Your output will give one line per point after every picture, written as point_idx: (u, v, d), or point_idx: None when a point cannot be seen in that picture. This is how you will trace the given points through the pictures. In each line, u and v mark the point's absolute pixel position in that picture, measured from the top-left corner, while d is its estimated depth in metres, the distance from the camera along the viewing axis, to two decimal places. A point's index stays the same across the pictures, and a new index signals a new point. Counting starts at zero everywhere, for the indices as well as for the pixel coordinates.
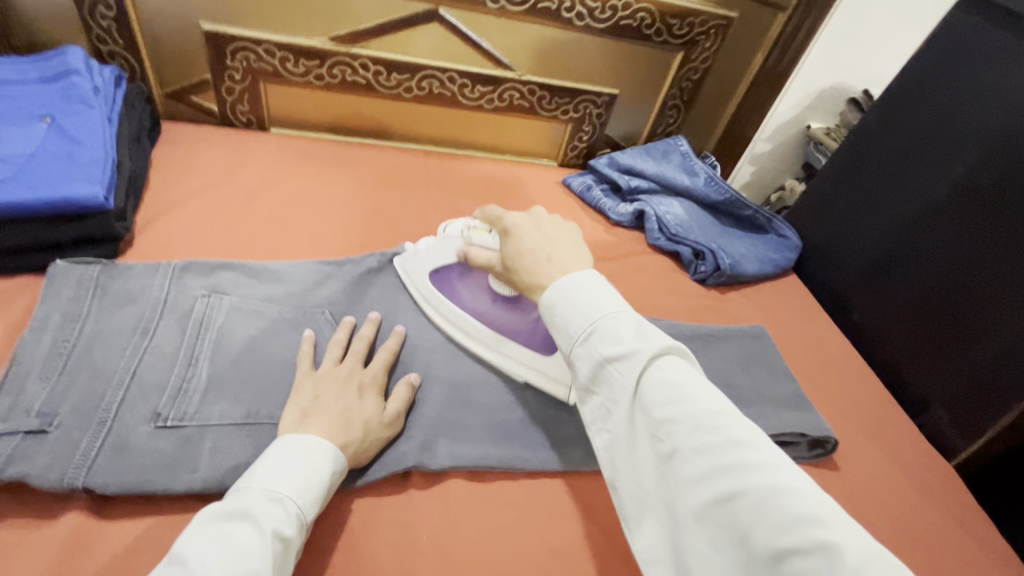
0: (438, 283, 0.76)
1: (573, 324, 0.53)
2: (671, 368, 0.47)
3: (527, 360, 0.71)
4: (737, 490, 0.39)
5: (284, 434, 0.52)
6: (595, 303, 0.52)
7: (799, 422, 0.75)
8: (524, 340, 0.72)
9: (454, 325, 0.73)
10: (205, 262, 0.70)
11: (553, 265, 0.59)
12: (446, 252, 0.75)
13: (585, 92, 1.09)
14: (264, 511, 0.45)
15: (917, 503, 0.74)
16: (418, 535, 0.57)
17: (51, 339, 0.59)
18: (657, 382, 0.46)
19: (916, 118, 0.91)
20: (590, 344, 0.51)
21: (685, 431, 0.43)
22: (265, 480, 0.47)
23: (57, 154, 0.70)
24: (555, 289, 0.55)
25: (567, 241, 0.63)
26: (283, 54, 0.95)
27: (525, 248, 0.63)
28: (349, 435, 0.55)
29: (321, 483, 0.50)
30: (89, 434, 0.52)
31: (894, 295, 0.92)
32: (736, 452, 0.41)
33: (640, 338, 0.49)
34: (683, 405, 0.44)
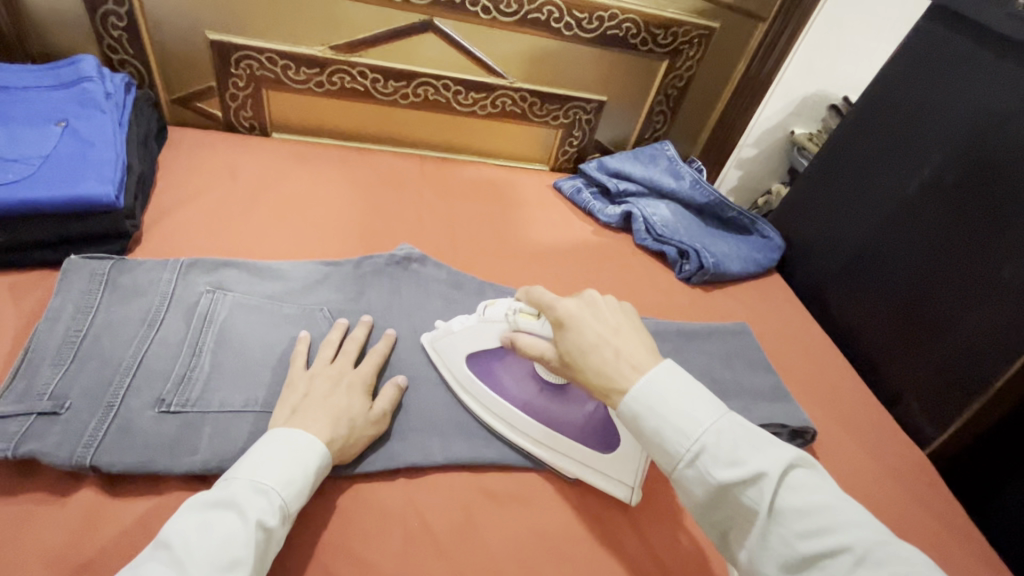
0: (480, 371, 0.71)
1: (673, 442, 0.50)
2: (798, 489, 0.47)
3: (584, 459, 0.66)
4: None
5: (274, 428, 0.55)
6: (696, 416, 0.50)
7: (776, 412, 0.78)
8: (577, 436, 0.67)
9: (501, 419, 0.69)
10: (210, 260, 0.74)
11: (624, 362, 0.55)
12: (487, 338, 0.69)
13: (575, 99, 1.14)
14: (248, 501, 0.47)
15: (890, 490, 0.77)
16: (411, 517, 0.60)
17: (64, 329, 0.62)
18: (795, 509, 0.46)
19: (891, 123, 0.95)
20: (701, 466, 0.49)
21: (841, 564, 0.43)
22: (252, 472, 0.49)
23: (71, 155, 0.74)
24: (637, 397, 0.53)
25: (630, 330, 0.59)
26: (284, 62, 0.99)
27: (588, 342, 0.58)
28: (335, 432, 0.57)
29: (306, 476, 0.51)
30: (97, 416, 0.55)
31: (872, 292, 0.96)
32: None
33: (757, 454, 0.48)
34: (827, 533, 0.44)
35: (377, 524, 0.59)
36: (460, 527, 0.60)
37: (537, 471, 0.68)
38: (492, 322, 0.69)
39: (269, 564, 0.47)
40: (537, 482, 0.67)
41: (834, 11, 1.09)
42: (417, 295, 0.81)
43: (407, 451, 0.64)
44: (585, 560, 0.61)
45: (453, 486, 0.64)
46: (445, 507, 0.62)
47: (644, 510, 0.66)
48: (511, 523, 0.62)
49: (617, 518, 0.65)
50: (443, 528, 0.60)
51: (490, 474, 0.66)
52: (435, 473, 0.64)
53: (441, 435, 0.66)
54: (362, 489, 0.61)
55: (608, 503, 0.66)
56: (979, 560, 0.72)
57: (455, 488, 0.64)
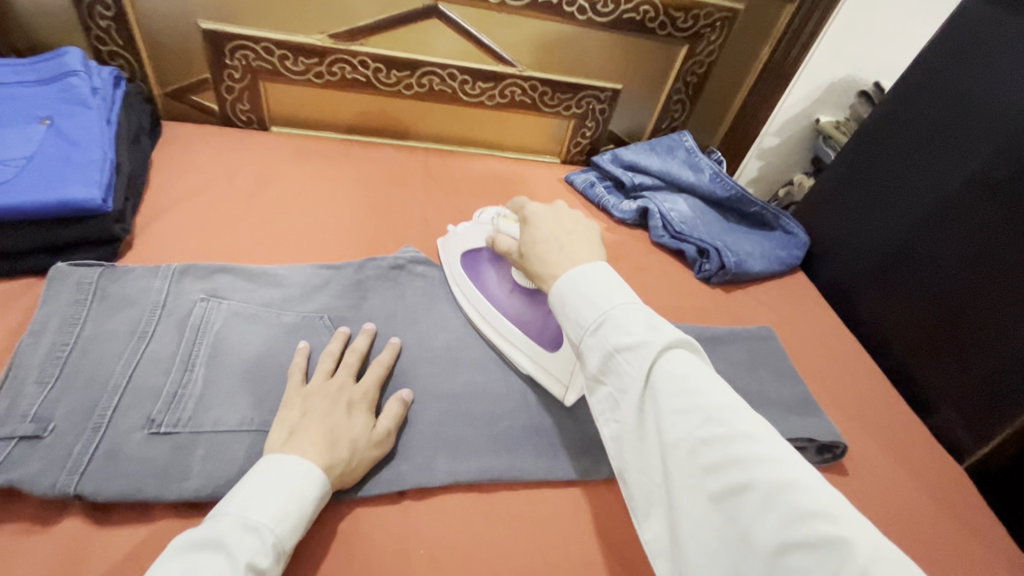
0: (467, 267, 0.79)
1: (582, 312, 0.51)
2: (681, 360, 0.46)
3: (528, 349, 0.71)
4: (747, 484, 0.39)
5: (270, 454, 0.51)
6: (606, 293, 0.50)
7: (804, 425, 0.74)
8: (532, 335, 0.72)
9: (473, 305, 0.76)
10: (205, 265, 0.70)
11: (565, 251, 0.59)
12: (478, 237, 0.78)
13: (587, 87, 1.08)
14: (237, 542, 0.43)
15: (925, 508, 0.73)
16: (414, 545, 0.56)
17: (48, 343, 0.59)
18: (669, 373, 0.45)
19: (933, 111, 0.88)
20: (601, 333, 0.49)
21: (694, 424, 0.42)
22: (242, 508, 0.45)
23: (56, 156, 0.70)
24: (566, 279, 0.54)
25: (583, 232, 0.62)
26: (282, 52, 0.94)
27: (540, 237, 0.63)
28: (335, 456, 0.53)
29: (302, 510, 0.48)
30: (83, 440, 0.52)
31: (906, 294, 0.90)
32: (743, 443, 0.40)
33: (652, 328, 0.47)
34: (695, 398, 0.43)
35: (381, 554, 0.55)
36: (468, 554, 0.57)
37: (550, 490, 0.64)
38: (483, 226, 0.78)
39: None
40: (550, 503, 0.63)
41: None
42: (422, 299, 0.77)
43: (412, 471, 0.60)
44: None
45: (461, 508, 0.60)
46: (451, 533, 0.58)
47: None
48: (520, 549, 0.58)
49: (635, 543, 0.61)
50: (449, 556, 0.56)
51: (500, 495, 0.62)
52: (441, 494, 0.61)
53: (447, 453, 0.62)
54: (364, 515, 0.57)
55: (626, 528, 0.62)
56: None
57: (462, 510, 0.60)
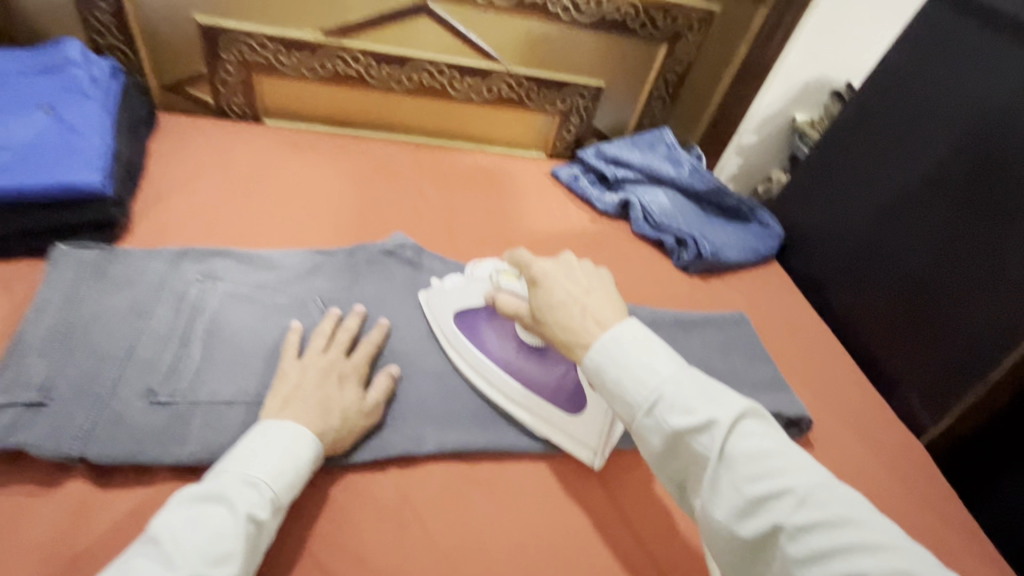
0: (465, 328, 0.72)
1: (632, 390, 0.50)
2: (751, 436, 0.47)
3: (553, 421, 0.68)
4: (857, 574, 0.40)
5: (265, 420, 0.54)
6: (651, 368, 0.50)
7: (772, 402, 0.78)
8: (550, 397, 0.69)
9: (477, 372, 0.70)
10: (201, 248, 0.73)
11: (591, 318, 0.56)
12: (473, 295, 0.73)
13: (572, 84, 1.11)
14: (237, 494, 0.46)
15: (884, 479, 0.77)
16: (402, 508, 0.60)
17: (52, 319, 0.61)
18: (744, 454, 0.46)
19: (897, 109, 0.93)
20: (659, 413, 0.49)
21: (788, 510, 0.43)
22: (242, 465, 0.49)
23: (57, 142, 0.72)
24: (601, 350, 0.52)
25: (601, 290, 0.59)
26: (275, 46, 0.97)
27: (558, 300, 0.59)
28: (327, 424, 0.57)
29: (297, 469, 0.51)
30: (85, 407, 0.55)
31: (872, 282, 0.95)
32: (843, 526, 0.42)
33: (713, 404, 0.48)
34: (776, 478, 0.45)
35: (370, 517, 0.58)
36: (452, 518, 0.60)
37: (531, 462, 0.67)
38: (479, 282, 0.74)
39: (260, 555, 0.47)
40: (532, 473, 0.66)
41: None
42: (410, 284, 0.80)
43: (400, 441, 0.63)
44: (578, 549, 0.60)
45: (446, 477, 0.63)
46: (437, 498, 0.61)
47: (638, 501, 0.66)
48: (503, 515, 0.62)
49: (612, 508, 0.65)
50: (435, 520, 0.59)
51: (483, 465, 0.66)
52: (428, 464, 0.64)
53: (433, 425, 0.66)
54: (354, 482, 0.60)
55: (602, 495, 0.66)
56: (971, 550, 0.73)
57: (447, 479, 0.63)
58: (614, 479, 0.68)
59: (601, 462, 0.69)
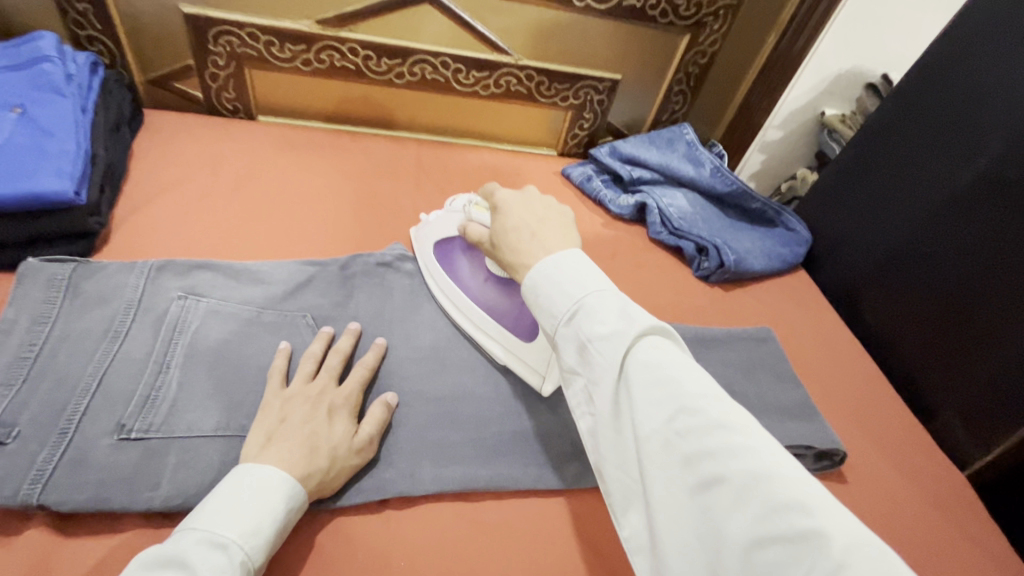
0: (441, 257, 0.76)
1: (556, 302, 0.49)
2: (655, 348, 0.44)
3: (507, 344, 0.69)
4: (723, 478, 0.37)
5: (244, 463, 0.49)
6: (578, 282, 0.49)
7: (802, 431, 0.71)
8: (509, 326, 0.70)
9: (448, 296, 0.74)
10: (183, 261, 0.67)
11: (537, 241, 0.56)
12: (450, 225, 0.75)
13: (585, 78, 1.04)
14: (202, 558, 0.41)
15: (924, 516, 0.71)
16: (396, 556, 0.54)
17: (16, 343, 0.56)
18: (640, 361, 0.43)
19: (943, 106, 0.85)
20: (576, 323, 0.47)
21: (669, 415, 0.40)
22: (210, 522, 0.43)
23: (27, 147, 0.67)
24: (539, 270, 0.51)
25: (556, 221, 0.59)
26: (267, 38, 0.91)
27: (511, 225, 0.60)
28: (313, 465, 0.51)
29: (273, 523, 0.46)
30: (48, 447, 0.50)
31: (908, 296, 0.88)
32: (720, 433, 0.39)
33: (625, 317, 0.45)
34: (667, 387, 0.41)
35: (360, 566, 0.53)
36: (451, 566, 0.55)
37: (538, 498, 0.61)
38: (455, 214, 0.74)
39: None
40: (539, 512, 0.60)
41: None
42: (409, 298, 0.75)
43: (395, 478, 0.58)
44: None
45: (445, 516, 0.58)
46: (436, 543, 0.56)
47: None
48: (506, 562, 0.56)
49: (626, 552, 0.59)
50: (433, 567, 0.54)
51: (487, 503, 0.60)
52: (425, 503, 0.58)
53: (431, 459, 0.60)
54: (344, 524, 0.55)
55: (615, 539, 0.60)
56: None
57: (446, 518, 0.58)
58: None
59: None
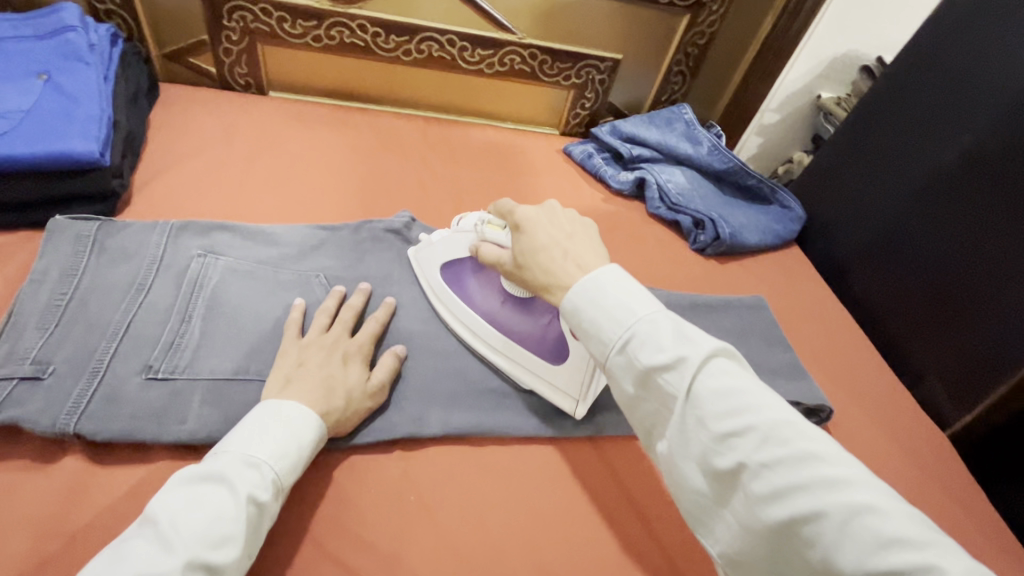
0: (452, 281, 0.72)
1: (606, 328, 0.49)
2: (721, 374, 0.45)
3: (536, 370, 0.67)
4: (823, 513, 0.39)
5: (267, 398, 0.53)
6: (625, 305, 0.49)
7: (790, 390, 0.75)
8: (536, 348, 0.68)
9: (464, 325, 0.70)
10: (202, 222, 0.71)
11: (573, 262, 0.55)
12: (460, 247, 0.71)
13: (587, 57, 1.06)
14: (237, 474, 0.45)
15: (905, 471, 0.75)
16: (407, 490, 0.58)
17: (48, 291, 0.60)
18: (712, 392, 0.44)
19: (930, 87, 0.88)
20: (630, 351, 0.48)
21: (754, 449, 0.42)
22: (242, 445, 0.47)
23: (53, 110, 0.70)
24: (579, 291, 0.51)
25: (584, 236, 0.59)
26: (279, 14, 0.94)
27: (539, 244, 0.59)
28: (331, 404, 0.55)
29: (300, 450, 0.49)
30: (82, 382, 0.53)
31: (898, 270, 0.91)
32: (809, 466, 0.40)
33: (685, 344, 0.46)
34: (744, 419, 0.43)
35: (372, 500, 0.57)
36: (456, 503, 0.58)
37: (538, 446, 0.65)
38: (464, 233, 0.71)
39: (261, 537, 0.45)
40: (538, 458, 0.64)
41: None
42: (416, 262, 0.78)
43: (404, 422, 0.61)
44: (587, 538, 0.58)
45: (451, 459, 0.61)
46: (445, 481, 0.60)
47: (648, 490, 0.63)
48: (510, 499, 0.60)
49: (620, 496, 0.62)
50: (439, 503, 0.58)
51: (490, 449, 0.63)
52: (434, 446, 0.62)
53: (439, 406, 0.64)
54: (356, 464, 0.59)
55: (611, 480, 0.64)
56: (997, 547, 0.70)
57: (452, 461, 0.61)
58: (623, 468, 0.65)
59: (609, 449, 0.66)
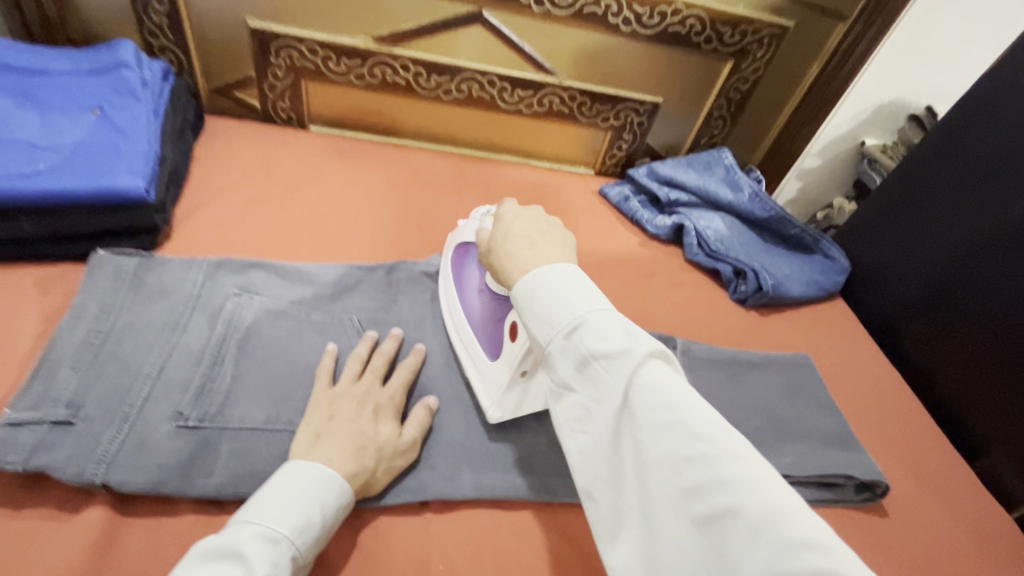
0: (455, 261, 0.74)
1: (555, 313, 0.44)
2: (661, 373, 0.40)
3: (473, 359, 0.67)
4: (739, 514, 0.34)
5: (294, 459, 0.51)
6: (579, 291, 0.44)
7: (842, 460, 0.70)
8: (481, 339, 0.67)
9: (448, 302, 0.72)
10: (239, 260, 0.70)
11: (535, 252, 0.50)
12: (465, 234, 0.71)
13: (625, 100, 1.06)
14: (256, 552, 0.42)
15: (970, 556, 0.69)
16: (435, 558, 0.55)
17: (85, 330, 0.59)
18: (648, 384, 0.39)
19: (991, 138, 0.84)
20: (577, 336, 0.42)
21: (681, 444, 0.37)
22: (263, 516, 0.45)
23: (104, 146, 0.71)
24: (534, 278, 0.46)
25: (556, 238, 0.52)
26: (326, 53, 0.95)
27: (508, 234, 0.54)
28: (361, 464, 0.52)
29: (322, 522, 0.48)
30: (112, 429, 0.52)
31: (954, 331, 0.86)
32: (733, 466, 0.36)
33: (629, 335, 0.41)
34: (678, 413, 0.38)
35: (398, 568, 0.54)
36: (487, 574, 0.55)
37: (574, 511, 0.61)
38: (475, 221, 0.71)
39: None
40: (574, 525, 0.60)
41: (922, 13, 0.99)
42: None
43: (436, 482, 0.59)
44: None
45: (482, 524, 0.58)
46: (475, 549, 0.56)
47: None
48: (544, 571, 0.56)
49: None
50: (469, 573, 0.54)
51: (523, 513, 0.60)
52: (464, 508, 0.59)
53: (471, 465, 0.61)
54: (384, 524, 0.56)
55: None
56: None
57: (484, 525, 0.58)
58: None
59: None
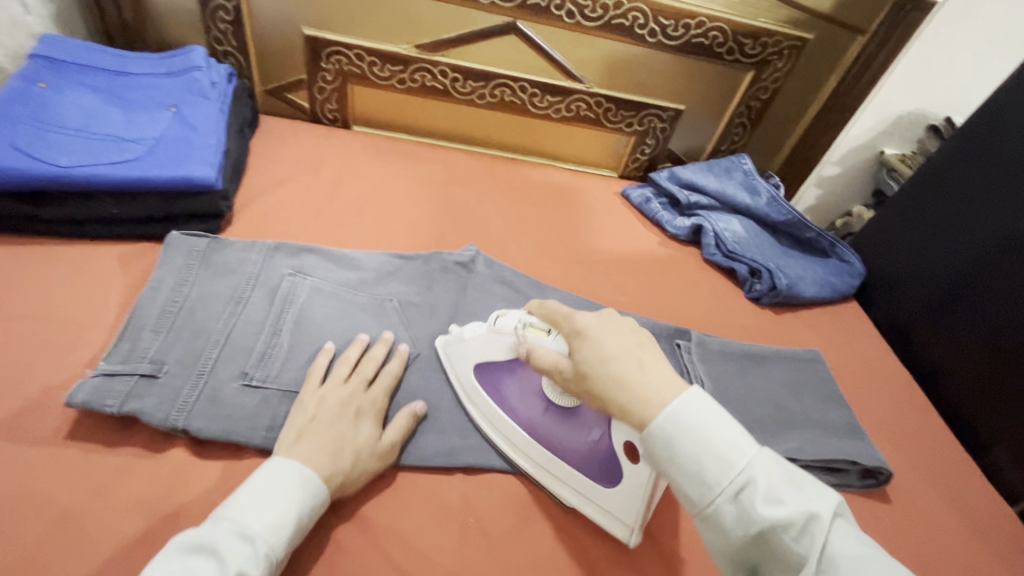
0: (486, 384, 0.69)
1: (712, 471, 0.44)
2: (845, 534, 0.41)
3: (582, 490, 0.62)
4: None
5: (275, 457, 0.54)
6: (732, 441, 0.44)
7: (845, 447, 0.74)
8: (576, 462, 0.64)
9: (497, 428, 0.67)
10: (293, 245, 0.78)
11: (650, 374, 0.49)
12: (496, 350, 0.67)
13: (650, 106, 1.12)
14: (230, 548, 0.46)
15: (968, 543, 0.72)
16: (465, 511, 0.61)
17: (163, 298, 0.67)
18: (837, 551, 0.40)
19: (1002, 153, 0.87)
20: (744, 498, 0.42)
21: None
22: (241, 516, 0.48)
23: (178, 139, 0.80)
24: (672, 420, 0.46)
25: (655, 353, 0.52)
26: (371, 59, 1.03)
27: (606, 354, 0.51)
28: (336, 466, 0.55)
29: (297, 521, 0.50)
30: (190, 383, 0.60)
31: (960, 332, 0.89)
32: None
33: (802, 493, 0.43)
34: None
35: (432, 517, 0.60)
36: (511, 529, 0.61)
37: None
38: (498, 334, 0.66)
39: None
40: None
41: (940, 28, 1.03)
42: (481, 292, 0.83)
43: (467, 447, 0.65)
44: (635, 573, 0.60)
45: (507, 486, 0.65)
46: (500, 508, 0.63)
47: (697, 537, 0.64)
48: (562, 530, 0.62)
49: (671, 536, 0.63)
50: (495, 527, 0.61)
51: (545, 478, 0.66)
52: (492, 472, 0.65)
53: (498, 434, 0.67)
54: (420, 480, 0.63)
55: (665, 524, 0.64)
56: None
57: (508, 487, 0.64)
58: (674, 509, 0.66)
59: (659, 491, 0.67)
